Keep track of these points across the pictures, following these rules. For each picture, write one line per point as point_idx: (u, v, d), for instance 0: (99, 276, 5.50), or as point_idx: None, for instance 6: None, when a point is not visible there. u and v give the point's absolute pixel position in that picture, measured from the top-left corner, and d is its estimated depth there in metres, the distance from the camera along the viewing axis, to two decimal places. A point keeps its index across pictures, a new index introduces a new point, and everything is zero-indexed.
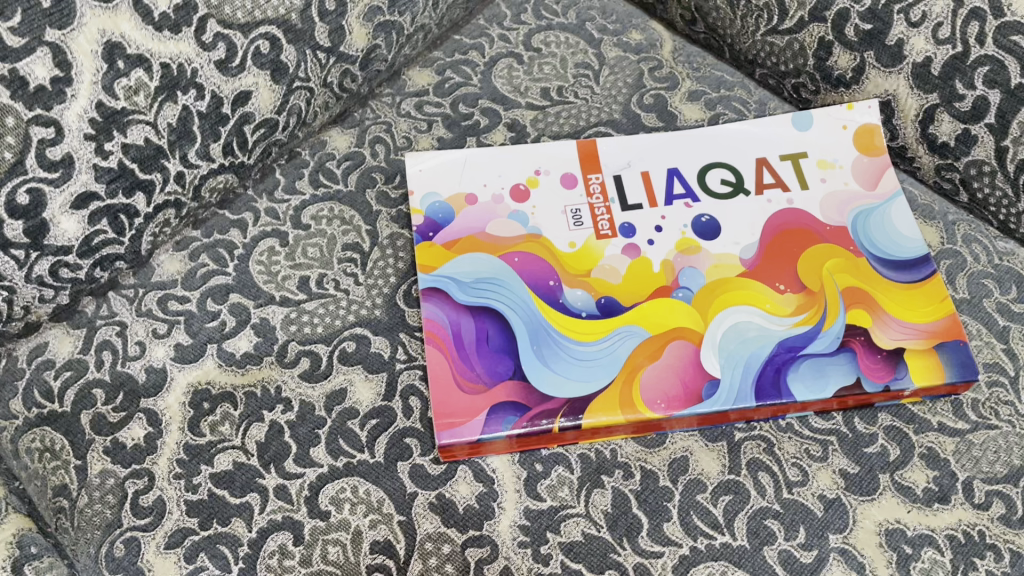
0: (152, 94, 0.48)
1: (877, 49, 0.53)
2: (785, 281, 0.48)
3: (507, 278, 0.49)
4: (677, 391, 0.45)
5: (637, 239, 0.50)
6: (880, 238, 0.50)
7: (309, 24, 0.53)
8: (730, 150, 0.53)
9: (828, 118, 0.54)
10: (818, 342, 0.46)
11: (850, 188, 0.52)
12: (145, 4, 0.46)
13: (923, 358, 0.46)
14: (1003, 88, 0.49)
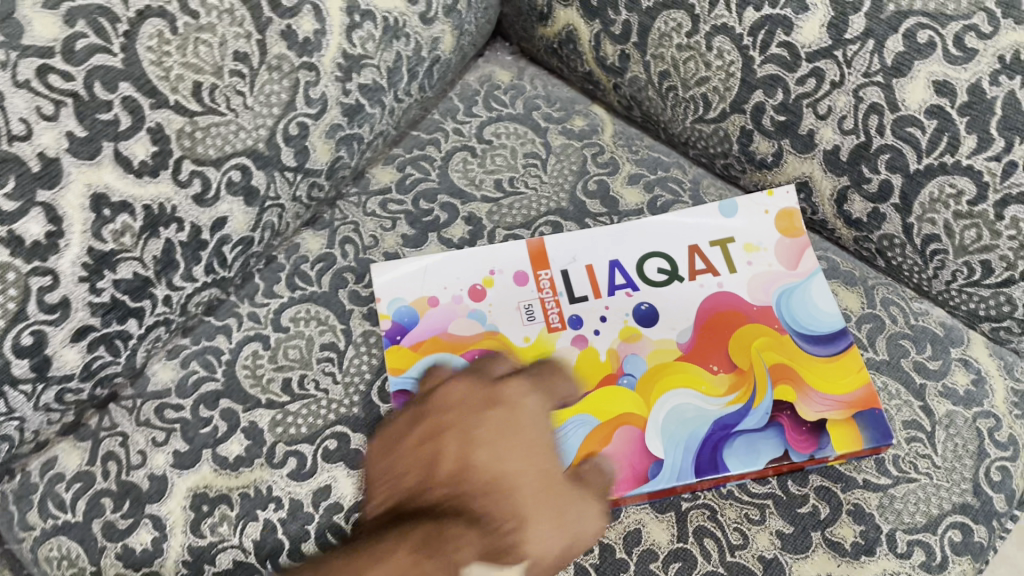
0: (136, 234, 0.53)
1: (791, 138, 0.59)
2: (717, 362, 0.55)
3: (468, 376, 0.56)
4: (626, 473, 0.52)
5: (583, 330, 0.58)
6: (802, 316, 0.57)
7: (275, 150, 0.58)
8: (664, 241, 0.62)
9: (749, 205, 0.62)
10: (749, 419, 0.53)
11: (774, 269, 0.60)
12: (125, 155, 0.51)
13: (843, 426, 0.53)
14: (903, 173, 0.54)
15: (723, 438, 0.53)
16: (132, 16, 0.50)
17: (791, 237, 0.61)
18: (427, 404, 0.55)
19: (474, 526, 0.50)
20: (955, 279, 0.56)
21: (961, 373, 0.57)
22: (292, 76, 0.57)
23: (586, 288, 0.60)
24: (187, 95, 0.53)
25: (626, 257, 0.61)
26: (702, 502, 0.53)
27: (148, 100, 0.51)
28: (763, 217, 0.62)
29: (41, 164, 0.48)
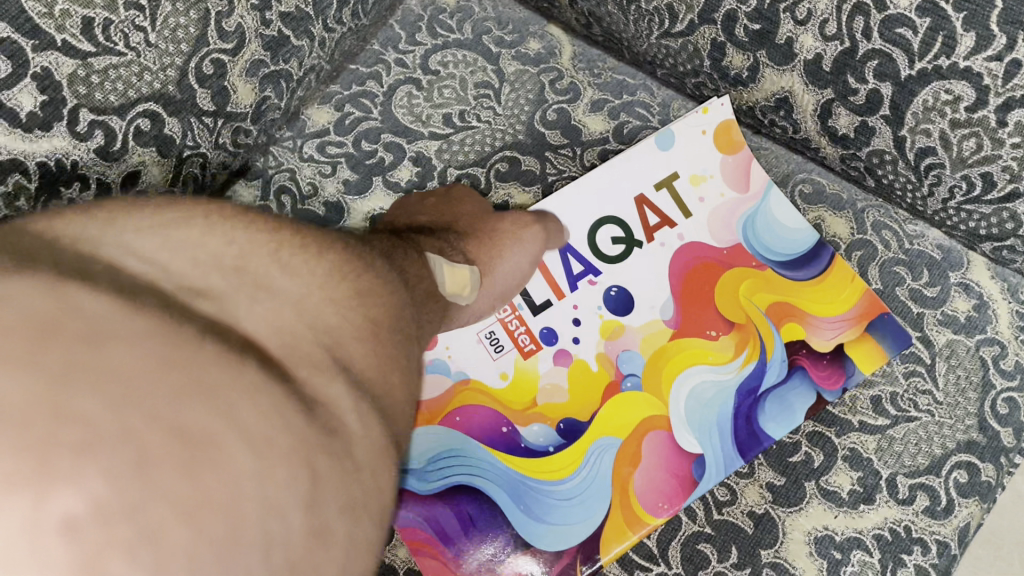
0: (34, 196, 0.47)
1: (768, 49, 0.52)
2: (713, 326, 0.54)
3: (462, 444, 0.54)
4: (671, 487, 0.52)
5: (563, 342, 0.55)
6: (775, 241, 0.56)
7: (189, 93, 0.51)
8: (609, 200, 0.58)
9: (686, 129, 0.58)
10: (769, 374, 0.52)
11: (726, 197, 0.57)
12: (9, 106, 0.45)
13: (861, 346, 0.52)
14: (893, 81, 0.48)
15: (753, 405, 0.52)
16: None
17: (733, 154, 0.58)
18: (430, 509, 0.52)
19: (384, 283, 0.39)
20: (952, 196, 0.51)
21: (962, 299, 0.53)
22: (200, 5, 0.50)
23: (543, 292, 0.56)
24: (76, 32, 0.46)
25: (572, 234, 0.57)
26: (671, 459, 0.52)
27: (30, 42, 0.45)
28: (699, 138, 0.58)
29: None
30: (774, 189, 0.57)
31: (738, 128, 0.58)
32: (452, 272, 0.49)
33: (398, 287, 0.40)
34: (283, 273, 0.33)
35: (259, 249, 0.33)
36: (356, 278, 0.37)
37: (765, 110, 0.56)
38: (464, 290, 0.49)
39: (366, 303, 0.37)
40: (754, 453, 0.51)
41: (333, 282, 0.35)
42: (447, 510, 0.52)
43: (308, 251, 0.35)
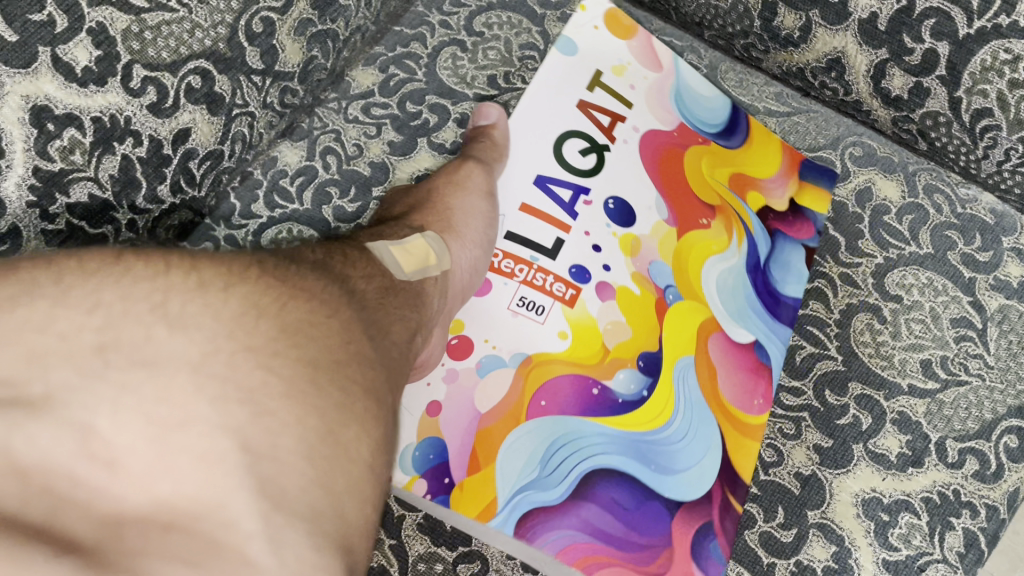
0: (88, 150, 0.47)
1: (821, 7, 0.51)
2: (704, 217, 0.54)
3: (561, 423, 0.48)
4: (749, 379, 0.50)
5: (595, 274, 0.52)
6: (700, 113, 0.58)
7: (238, 51, 0.51)
8: (557, 120, 0.56)
9: (575, 32, 0.58)
10: (762, 248, 0.54)
11: (650, 79, 0.58)
12: (65, 61, 0.45)
13: (807, 195, 0.55)
14: (951, 40, 0.48)
15: (764, 279, 0.53)
16: None
17: (631, 38, 0.59)
18: (569, 519, 0.45)
19: (311, 297, 0.38)
20: (1009, 158, 0.50)
21: (1016, 264, 0.52)
22: None
23: (550, 233, 0.52)
24: None
25: (535, 162, 0.55)
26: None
27: None
28: (593, 33, 0.58)
29: None
30: (681, 64, 0.59)
31: (622, 15, 0.59)
32: (401, 252, 0.47)
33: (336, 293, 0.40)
34: (164, 335, 0.33)
35: (134, 310, 0.33)
36: (273, 305, 0.36)
37: (817, 71, 0.55)
38: (428, 259, 0.48)
39: (292, 330, 0.36)
40: (789, 318, 0.51)
41: (241, 328, 0.35)
42: (587, 512, 0.46)
43: (205, 300, 0.35)
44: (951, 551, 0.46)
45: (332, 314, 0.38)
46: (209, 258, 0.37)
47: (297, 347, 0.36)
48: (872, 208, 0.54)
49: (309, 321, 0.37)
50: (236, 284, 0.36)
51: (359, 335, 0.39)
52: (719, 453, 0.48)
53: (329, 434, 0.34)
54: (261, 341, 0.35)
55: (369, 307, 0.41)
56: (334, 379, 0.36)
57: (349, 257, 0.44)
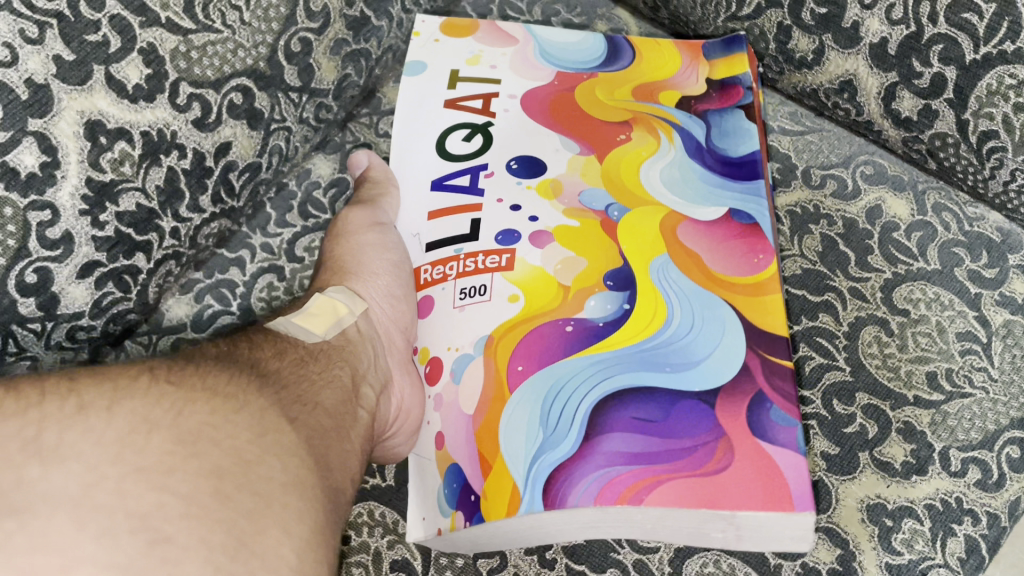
0: (136, 162, 0.50)
1: (834, 31, 0.54)
2: (621, 132, 0.60)
3: (536, 376, 0.51)
4: (733, 249, 0.54)
5: (521, 226, 0.56)
6: (578, 56, 0.65)
7: (277, 69, 0.55)
8: (436, 124, 0.62)
9: (423, 49, 0.65)
10: (697, 130, 0.59)
11: (507, 52, 0.65)
12: (118, 79, 0.49)
13: (721, 68, 0.61)
14: (958, 65, 0.50)
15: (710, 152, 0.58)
16: None
17: (472, 30, 0.66)
18: (592, 460, 0.47)
19: (215, 394, 0.42)
20: (1015, 180, 0.52)
21: (1020, 281, 0.54)
22: None
23: (464, 219, 0.57)
24: (179, 11, 0.50)
25: (426, 173, 0.61)
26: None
27: (137, 18, 0.49)
28: (434, 45, 0.65)
29: (29, 90, 0.46)
30: (533, 28, 0.66)
31: (459, 20, 0.66)
32: (307, 318, 0.53)
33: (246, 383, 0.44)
34: (38, 474, 0.34)
35: (6, 452, 0.35)
36: (165, 419, 0.39)
37: (829, 93, 0.58)
38: (338, 310, 0.54)
39: (187, 438, 0.38)
40: (757, 168, 0.57)
41: (128, 448, 0.37)
42: (609, 444, 0.48)
43: (89, 422, 0.37)
44: (952, 556, 0.47)
45: (245, 405, 0.42)
46: (95, 378, 0.40)
47: (197, 456, 0.38)
48: (882, 225, 0.56)
49: (211, 423, 0.40)
50: (123, 401, 0.39)
51: (279, 422, 0.43)
52: (733, 313, 0.51)
53: (241, 547, 0.36)
54: (148, 460, 0.37)
55: (281, 391, 0.45)
56: (243, 484, 0.38)
57: (258, 342, 0.49)
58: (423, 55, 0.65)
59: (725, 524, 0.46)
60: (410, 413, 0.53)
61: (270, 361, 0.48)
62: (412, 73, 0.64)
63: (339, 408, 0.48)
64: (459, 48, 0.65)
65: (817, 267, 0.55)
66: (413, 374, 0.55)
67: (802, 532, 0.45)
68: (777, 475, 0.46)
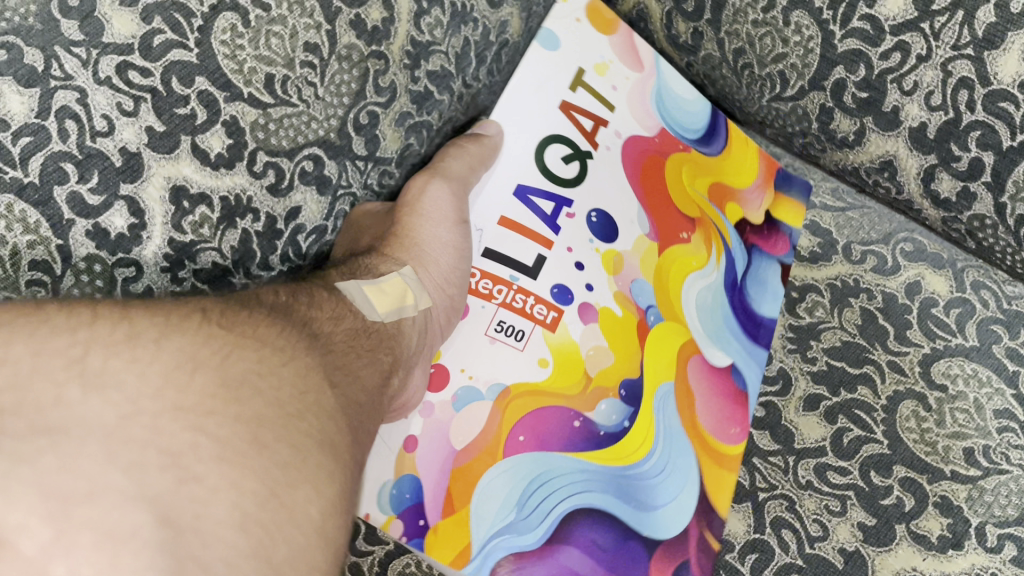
0: (214, 224, 0.54)
1: (875, 115, 0.57)
2: (685, 230, 0.65)
3: (543, 459, 0.53)
4: (727, 407, 0.58)
5: (579, 292, 0.60)
6: (688, 124, 0.71)
7: (346, 140, 0.60)
8: (550, 126, 0.65)
9: (569, 39, 0.69)
10: (737, 262, 0.65)
11: (630, 80, 0.70)
12: (202, 148, 0.53)
13: (783, 210, 0.68)
14: (995, 151, 0.53)
15: (737, 291, 0.64)
16: (207, 11, 0.52)
17: (611, 34, 0.71)
18: (545, 563, 0.51)
19: (264, 344, 0.43)
20: None
21: None
22: (362, 65, 0.59)
23: (532, 251, 0.60)
24: (260, 86, 0.54)
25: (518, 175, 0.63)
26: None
27: (222, 93, 0.53)
28: (577, 23, 0.70)
29: (123, 158, 0.50)
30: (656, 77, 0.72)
31: (599, 14, 0.71)
32: (377, 295, 0.53)
33: (289, 328, 0.45)
34: (77, 396, 0.34)
35: (49, 367, 0.35)
36: (213, 361, 0.40)
37: (870, 172, 0.61)
38: (405, 297, 0.54)
39: (231, 383, 0.39)
40: (766, 337, 0.61)
41: (171, 384, 0.37)
42: (565, 556, 0.51)
43: (130, 354, 0.37)
44: None
45: (291, 362, 0.43)
46: (144, 313, 0.40)
47: (239, 402, 0.39)
48: (922, 301, 0.60)
49: (255, 372, 0.41)
50: (172, 336, 0.39)
51: (321, 384, 0.44)
52: (695, 484, 0.55)
53: (273, 497, 0.37)
54: (191, 397, 0.37)
55: (326, 355, 0.46)
56: (281, 436, 0.39)
57: (318, 297, 0.49)
58: (562, 44, 0.68)
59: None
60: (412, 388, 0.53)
61: (325, 324, 0.48)
62: (546, 46, 0.66)
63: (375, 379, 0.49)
64: (592, 49, 0.69)
65: (856, 340, 0.59)
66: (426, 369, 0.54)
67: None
68: None
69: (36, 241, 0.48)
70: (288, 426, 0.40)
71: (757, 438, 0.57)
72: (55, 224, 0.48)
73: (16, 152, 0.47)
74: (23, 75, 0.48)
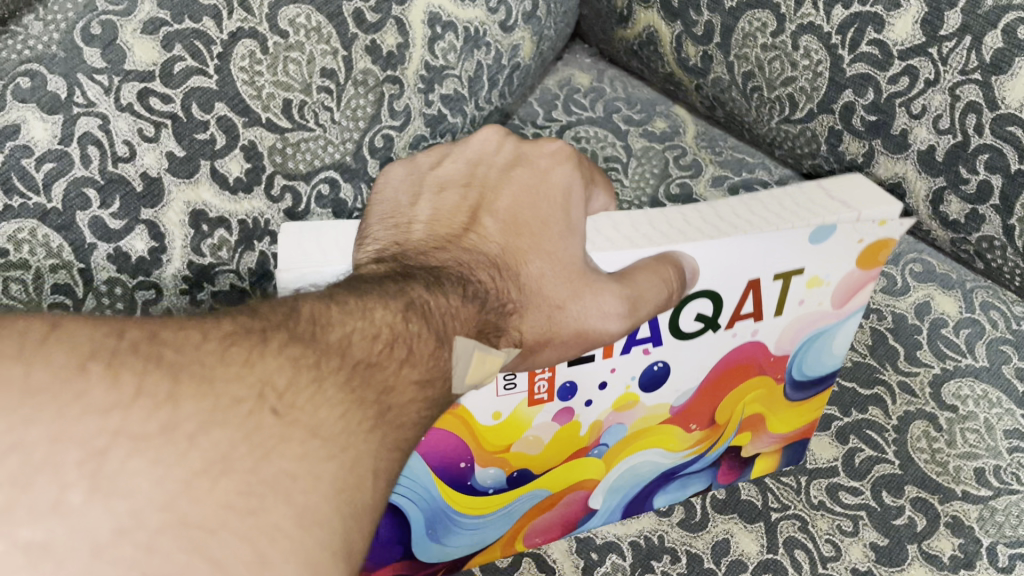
0: (232, 247, 0.55)
1: (883, 138, 0.59)
2: (697, 422, 0.57)
3: (414, 470, 0.51)
4: (557, 522, 0.57)
5: (575, 402, 0.53)
6: (811, 363, 0.57)
7: (362, 162, 0.60)
8: (719, 271, 0.51)
9: (844, 232, 0.52)
10: (698, 467, 0.58)
11: (822, 308, 0.55)
12: (221, 172, 0.54)
13: (766, 460, 0.58)
14: (1003, 173, 0.54)
15: (663, 482, 0.57)
16: (226, 38, 0.53)
17: (871, 270, 0.55)
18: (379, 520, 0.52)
19: (317, 434, 0.35)
20: None
21: None
22: (377, 90, 0.60)
23: (591, 348, 0.51)
24: (278, 112, 0.55)
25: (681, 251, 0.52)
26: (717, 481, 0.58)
27: (241, 119, 0.54)
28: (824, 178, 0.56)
29: (144, 183, 0.51)
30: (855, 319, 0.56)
31: (886, 255, 0.54)
32: (477, 367, 0.46)
33: (360, 398, 0.38)
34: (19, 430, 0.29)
35: (61, 462, 0.29)
36: (245, 464, 0.32)
37: None
38: (492, 374, 0.47)
39: (257, 488, 0.32)
40: (640, 513, 0.57)
41: (132, 438, 0.31)
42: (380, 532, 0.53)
43: (151, 455, 0.30)
44: None
45: (321, 448, 0.35)
46: (178, 354, 0.34)
47: (263, 512, 0.32)
48: (930, 321, 0.60)
49: (293, 470, 0.33)
50: (213, 430, 0.32)
51: (358, 470, 0.36)
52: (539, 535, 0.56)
53: None
54: (206, 472, 0.31)
55: (369, 415, 0.38)
56: (293, 552, 0.31)
57: (416, 354, 0.42)
58: (836, 238, 0.52)
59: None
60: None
61: (363, 350, 0.40)
62: (816, 242, 0.52)
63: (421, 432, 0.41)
64: (834, 260, 0.53)
65: (867, 360, 0.59)
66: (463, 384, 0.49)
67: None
68: None
69: (59, 265, 0.49)
70: (315, 514, 0.33)
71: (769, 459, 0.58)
72: (77, 248, 0.49)
73: (39, 179, 0.48)
74: (46, 102, 0.49)
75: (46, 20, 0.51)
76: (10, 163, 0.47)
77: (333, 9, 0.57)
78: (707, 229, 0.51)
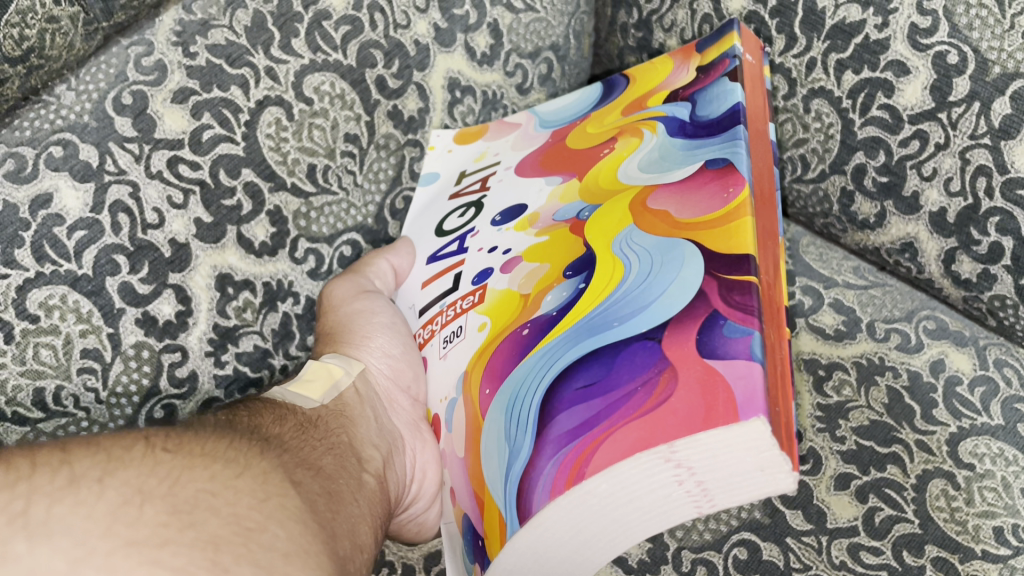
0: (257, 308, 0.56)
1: (894, 199, 0.60)
2: (608, 146, 0.60)
3: (508, 407, 0.47)
4: (698, 195, 0.50)
5: (495, 267, 0.55)
6: (551, 119, 0.66)
7: (383, 223, 0.63)
8: (410, 227, 0.64)
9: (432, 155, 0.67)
10: (680, 109, 0.58)
11: (506, 139, 0.66)
12: (247, 237, 0.55)
13: (710, 58, 0.60)
14: (1014, 235, 0.55)
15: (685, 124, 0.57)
16: (253, 106, 0.55)
17: (484, 134, 0.67)
18: (545, 451, 0.43)
19: (215, 436, 0.41)
20: None
21: None
22: (399, 152, 0.63)
23: (450, 275, 0.58)
24: (302, 176, 0.57)
25: (423, 249, 0.62)
26: (740, 539, 0.54)
27: (267, 184, 0.56)
28: (450, 157, 0.65)
29: (172, 249, 0.52)
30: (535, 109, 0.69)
31: (470, 128, 0.67)
32: (305, 385, 0.53)
33: (226, 425, 0.44)
34: (23, 550, 0.29)
35: (42, 478, 0.32)
36: (161, 488, 0.34)
37: (891, 252, 0.63)
38: (332, 373, 0.55)
39: (222, 456, 0.38)
40: (738, 119, 0.53)
41: (121, 520, 0.31)
42: (556, 428, 0.43)
43: (94, 460, 0.34)
44: None
45: (247, 468, 0.38)
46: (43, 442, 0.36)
47: (198, 469, 0.36)
48: (946, 378, 0.60)
49: (213, 449, 0.39)
50: (115, 471, 0.34)
51: (282, 484, 0.39)
52: (690, 256, 0.46)
53: (264, 502, 0.37)
54: (180, 500, 0.34)
55: (284, 455, 0.42)
56: (258, 483, 0.38)
57: (259, 411, 0.48)
58: (435, 167, 0.65)
59: (696, 505, 0.40)
60: (425, 476, 0.56)
61: (271, 427, 0.46)
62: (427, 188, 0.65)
63: (338, 472, 0.46)
64: (472, 148, 0.66)
65: (884, 419, 0.58)
66: (424, 435, 0.57)
67: (768, 457, 0.37)
68: (723, 391, 0.38)
69: (88, 329, 0.49)
70: (262, 473, 0.39)
71: (790, 518, 0.55)
72: (107, 313, 0.50)
73: (71, 246, 0.49)
74: (79, 170, 0.49)
75: (79, 90, 0.50)
76: (43, 232, 0.48)
77: (356, 76, 0.59)
78: (423, 209, 0.64)
